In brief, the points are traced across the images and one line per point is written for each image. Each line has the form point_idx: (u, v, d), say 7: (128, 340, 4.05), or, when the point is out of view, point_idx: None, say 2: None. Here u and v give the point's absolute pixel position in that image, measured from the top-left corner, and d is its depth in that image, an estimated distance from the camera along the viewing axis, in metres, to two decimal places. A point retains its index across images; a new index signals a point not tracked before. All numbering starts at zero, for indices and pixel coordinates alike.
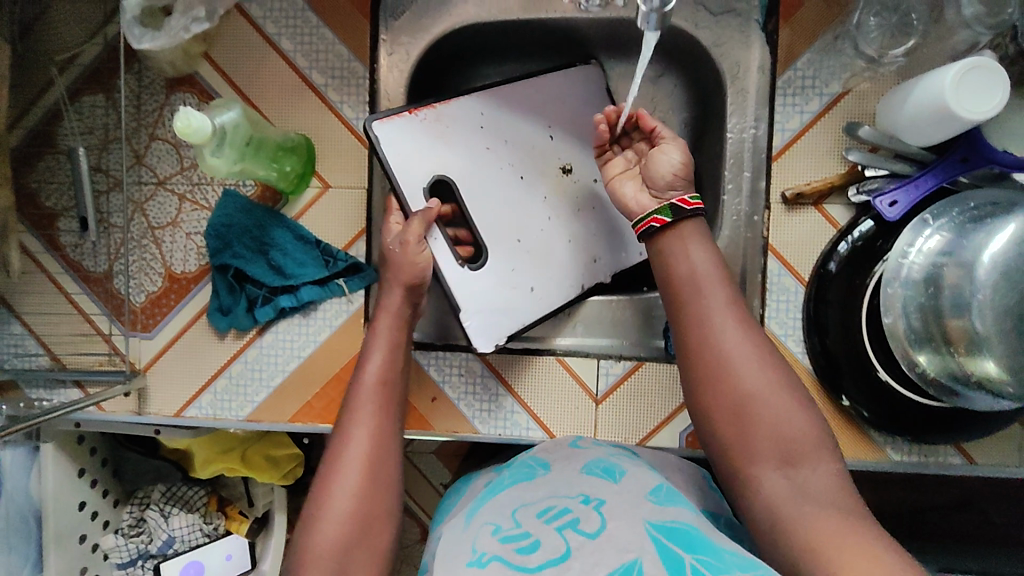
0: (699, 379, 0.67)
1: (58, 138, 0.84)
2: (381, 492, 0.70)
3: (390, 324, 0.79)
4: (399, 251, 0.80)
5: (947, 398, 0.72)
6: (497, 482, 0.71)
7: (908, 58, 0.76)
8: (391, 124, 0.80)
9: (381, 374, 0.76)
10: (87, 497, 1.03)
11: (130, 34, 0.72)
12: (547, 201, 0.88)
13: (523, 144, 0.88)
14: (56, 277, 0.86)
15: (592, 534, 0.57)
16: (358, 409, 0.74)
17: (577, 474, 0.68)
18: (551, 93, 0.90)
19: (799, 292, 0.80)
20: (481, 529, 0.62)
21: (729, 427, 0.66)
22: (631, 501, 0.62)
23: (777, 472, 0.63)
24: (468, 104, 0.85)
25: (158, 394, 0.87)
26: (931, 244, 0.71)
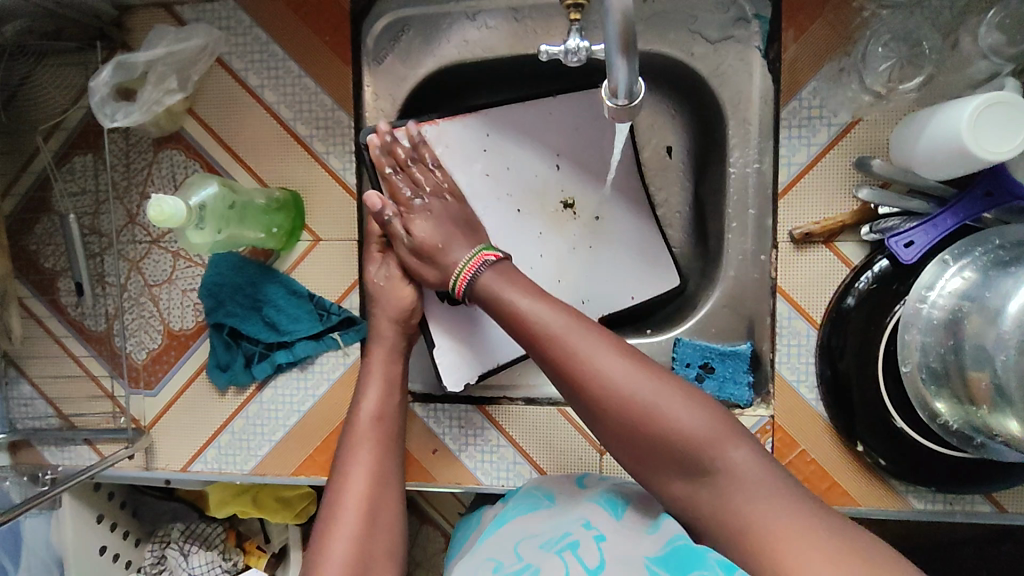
0: (608, 430, 0.58)
1: (52, 201, 0.85)
2: (382, 534, 0.65)
3: (384, 360, 0.76)
4: (387, 285, 0.77)
5: (971, 449, 0.67)
6: (502, 515, 0.67)
7: (923, 90, 0.70)
8: (387, 140, 0.75)
9: (377, 409, 0.73)
10: (108, 540, 1.05)
11: (101, 114, 0.72)
12: (542, 237, 0.84)
13: (526, 179, 0.82)
14: (62, 340, 0.86)
15: (592, 568, 0.53)
16: (354, 446, 0.70)
17: (578, 503, 0.64)
18: (566, 118, 0.82)
19: (810, 335, 0.76)
20: (481, 565, 0.58)
21: (623, 447, 0.58)
22: (631, 534, 0.57)
23: (745, 499, 0.53)
24: (472, 128, 0.79)
25: (163, 450, 0.88)
26: (953, 286, 0.66)
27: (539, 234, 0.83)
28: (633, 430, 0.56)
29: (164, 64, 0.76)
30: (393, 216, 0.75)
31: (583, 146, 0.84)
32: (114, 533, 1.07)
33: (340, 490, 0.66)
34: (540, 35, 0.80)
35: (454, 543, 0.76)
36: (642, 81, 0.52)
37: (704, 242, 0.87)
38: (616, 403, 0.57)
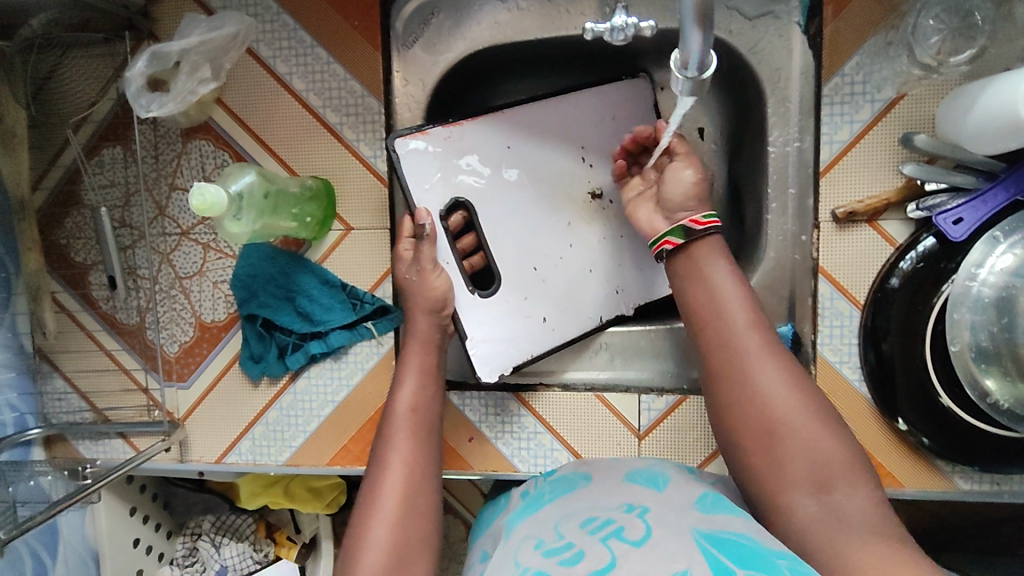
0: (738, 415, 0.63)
1: (82, 195, 0.84)
2: (419, 521, 0.66)
3: (421, 349, 0.76)
4: (417, 279, 0.77)
5: (1022, 427, 0.66)
6: (536, 496, 0.69)
7: (974, 64, 0.68)
8: (414, 145, 0.77)
9: (413, 399, 0.73)
10: (141, 533, 1.06)
11: (137, 104, 0.72)
12: (571, 227, 0.84)
13: (555, 169, 0.83)
14: (95, 334, 0.86)
15: (637, 541, 0.55)
16: (392, 437, 0.71)
17: (619, 484, 0.66)
18: (589, 110, 0.83)
19: (854, 317, 0.75)
20: (522, 543, 0.59)
21: (758, 446, 0.61)
22: (677, 515, 0.58)
23: (814, 498, 0.58)
24: (497, 128, 0.80)
25: (198, 443, 0.87)
26: (1004, 264, 0.65)
27: (568, 224, 0.84)
28: (776, 432, 0.60)
29: (197, 53, 0.75)
30: (422, 212, 0.76)
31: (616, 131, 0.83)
32: (146, 525, 1.08)
33: (377, 478, 0.68)
34: (573, 16, 0.78)
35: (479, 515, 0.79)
36: (712, 54, 0.49)
37: (739, 224, 0.86)
38: (766, 399, 0.61)
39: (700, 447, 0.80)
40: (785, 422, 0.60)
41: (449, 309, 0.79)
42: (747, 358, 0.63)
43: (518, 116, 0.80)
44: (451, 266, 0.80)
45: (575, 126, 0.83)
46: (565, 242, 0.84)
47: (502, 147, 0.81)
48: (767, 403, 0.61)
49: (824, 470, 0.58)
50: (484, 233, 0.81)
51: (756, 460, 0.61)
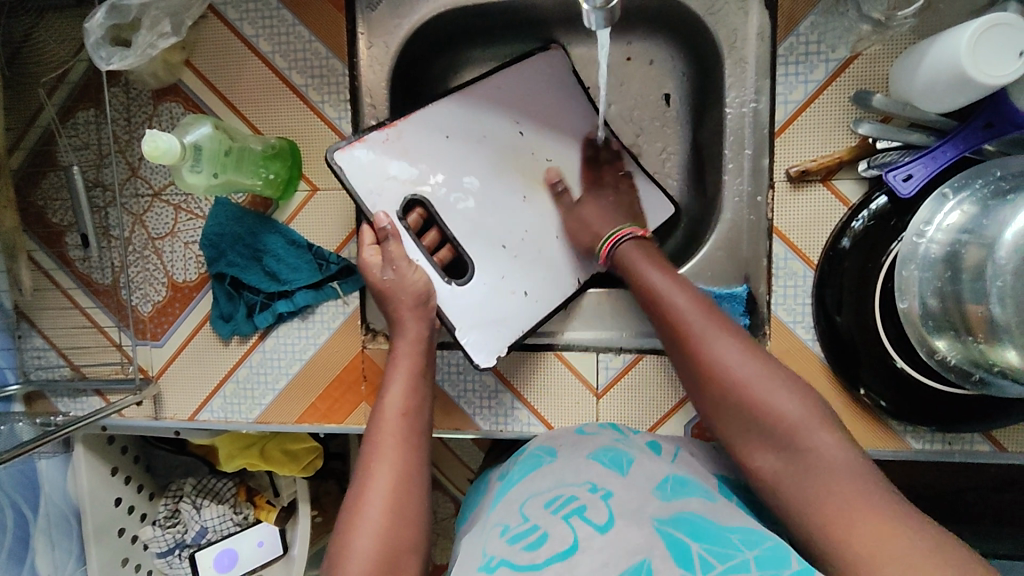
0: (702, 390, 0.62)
1: (57, 156, 0.86)
2: (407, 529, 0.60)
3: (410, 351, 0.74)
4: (395, 277, 0.75)
5: (971, 385, 0.66)
6: (507, 481, 0.67)
7: (920, 18, 0.69)
8: (353, 153, 0.75)
9: (404, 404, 0.69)
10: (123, 493, 1.09)
11: (97, 56, 0.73)
12: (528, 200, 0.82)
13: (499, 144, 0.82)
14: (70, 292, 0.88)
15: (601, 525, 0.54)
16: (377, 442, 0.66)
17: (582, 461, 0.64)
18: (515, 87, 0.82)
19: (807, 276, 0.75)
20: (491, 531, 0.58)
21: (713, 416, 0.61)
22: (641, 499, 0.57)
23: (774, 454, 0.56)
24: (430, 122, 0.79)
25: (171, 400, 0.90)
26: (951, 220, 0.65)
27: (524, 197, 0.82)
28: (730, 399, 0.59)
29: (157, 8, 0.75)
30: (382, 216, 0.76)
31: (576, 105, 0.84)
32: (128, 486, 1.10)
33: (363, 487, 0.62)
34: None
35: (466, 502, 0.76)
36: None
37: (701, 189, 0.86)
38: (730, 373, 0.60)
39: (656, 407, 0.81)
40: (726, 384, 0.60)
41: (434, 303, 0.77)
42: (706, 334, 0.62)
43: (443, 106, 0.79)
44: (424, 264, 0.79)
45: (535, 95, 0.83)
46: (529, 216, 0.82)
47: (441, 140, 0.79)
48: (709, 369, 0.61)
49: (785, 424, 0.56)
50: (441, 216, 0.79)
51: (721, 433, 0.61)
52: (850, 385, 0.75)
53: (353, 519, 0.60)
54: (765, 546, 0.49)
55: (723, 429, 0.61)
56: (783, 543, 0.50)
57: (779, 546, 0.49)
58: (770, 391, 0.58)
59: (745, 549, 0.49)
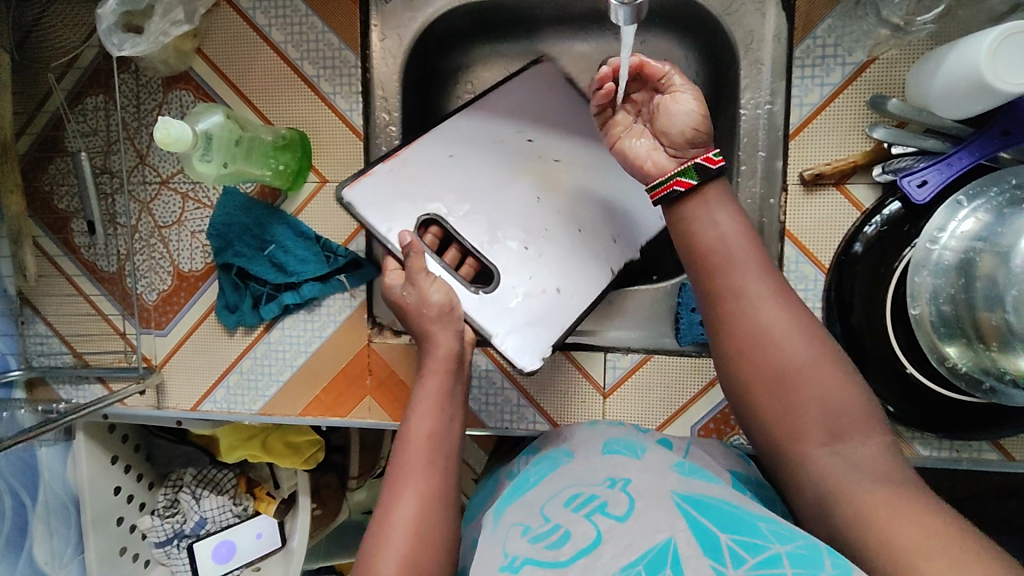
0: (743, 365, 0.59)
1: (65, 142, 0.86)
2: (433, 551, 0.59)
3: (440, 369, 0.72)
4: (414, 296, 0.75)
5: (980, 393, 0.66)
6: (523, 480, 0.66)
7: (938, 23, 0.69)
8: (362, 187, 0.77)
9: (430, 427, 0.67)
10: (122, 482, 1.08)
11: (108, 42, 0.72)
12: (542, 201, 0.82)
13: (507, 152, 0.83)
14: (75, 279, 0.88)
15: (622, 515, 0.53)
16: (404, 464, 0.64)
17: (598, 458, 0.64)
18: (516, 98, 0.84)
19: (819, 279, 0.74)
20: (509, 530, 0.56)
21: (761, 392, 0.59)
22: (657, 480, 0.58)
23: (824, 449, 0.55)
24: (433, 143, 0.80)
25: (174, 390, 0.89)
26: (965, 227, 0.65)
27: (539, 199, 0.82)
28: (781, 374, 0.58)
29: None
30: (404, 233, 0.76)
31: (568, 112, 0.86)
32: (128, 475, 1.09)
33: (389, 508, 0.61)
34: None
35: (474, 498, 0.77)
36: None
37: None
38: (771, 346, 0.58)
39: (662, 408, 0.81)
40: (788, 359, 0.58)
41: (459, 310, 0.75)
42: (749, 304, 0.60)
43: (441, 129, 0.81)
44: (448, 277, 0.78)
45: (529, 106, 0.85)
46: (546, 215, 0.81)
47: (446, 160, 0.80)
48: (756, 344, 0.59)
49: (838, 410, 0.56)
50: (451, 225, 0.80)
51: (766, 410, 0.58)
52: None
53: (379, 539, 0.59)
54: (797, 542, 0.48)
55: (772, 405, 0.58)
56: (814, 539, 0.49)
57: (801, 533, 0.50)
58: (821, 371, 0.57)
59: (774, 541, 0.48)
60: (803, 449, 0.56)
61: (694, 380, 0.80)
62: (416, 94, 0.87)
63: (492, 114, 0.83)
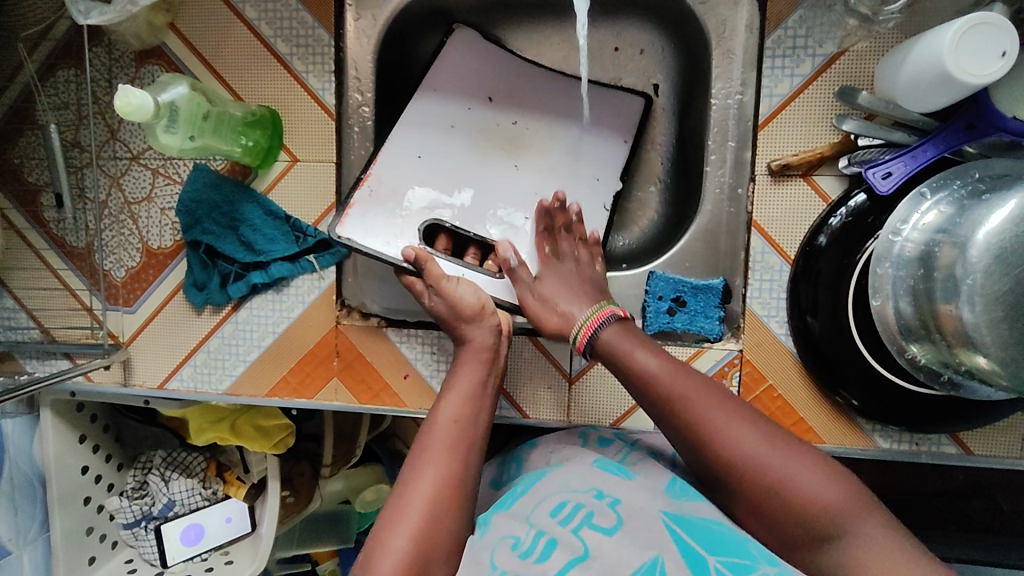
0: (720, 483, 0.58)
1: (36, 115, 0.85)
2: (441, 539, 0.58)
3: (475, 359, 0.72)
4: (442, 303, 0.74)
5: (939, 385, 0.67)
6: (509, 492, 0.66)
7: (907, 15, 0.69)
8: (352, 221, 0.76)
9: (458, 412, 0.66)
10: (91, 462, 1.07)
11: (75, 9, 0.71)
12: (519, 166, 0.84)
13: (470, 130, 0.83)
14: (43, 254, 0.87)
15: (609, 529, 0.55)
16: (427, 448, 0.63)
17: (589, 468, 0.65)
18: (453, 79, 0.83)
19: (783, 271, 0.75)
20: (498, 542, 0.57)
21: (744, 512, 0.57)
22: (647, 499, 0.59)
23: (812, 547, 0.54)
24: (395, 152, 0.80)
25: (141, 366, 0.89)
26: (927, 219, 0.65)
27: (516, 167, 0.84)
28: (759, 496, 0.56)
29: None
30: (409, 250, 0.75)
31: (509, 72, 0.84)
32: (96, 455, 1.09)
33: (399, 501, 0.60)
34: None
35: None
36: None
37: (683, 180, 0.86)
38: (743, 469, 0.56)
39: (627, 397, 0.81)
40: (764, 477, 0.56)
41: (489, 304, 0.74)
42: (713, 432, 0.58)
43: (395, 137, 0.80)
44: (471, 273, 0.78)
45: (474, 79, 0.84)
46: (524, 177, 0.83)
47: (416, 161, 0.81)
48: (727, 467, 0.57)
49: (822, 514, 0.53)
50: (459, 229, 0.81)
51: (757, 529, 0.57)
52: (830, 392, 0.75)
53: (387, 531, 0.58)
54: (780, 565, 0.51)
55: (758, 520, 0.56)
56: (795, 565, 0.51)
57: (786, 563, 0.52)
58: (791, 470, 0.55)
59: (761, 564, 0.50)
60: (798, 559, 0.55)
61: None
62: (392, 76, 0.87)
63: (441, 96, 0.83)
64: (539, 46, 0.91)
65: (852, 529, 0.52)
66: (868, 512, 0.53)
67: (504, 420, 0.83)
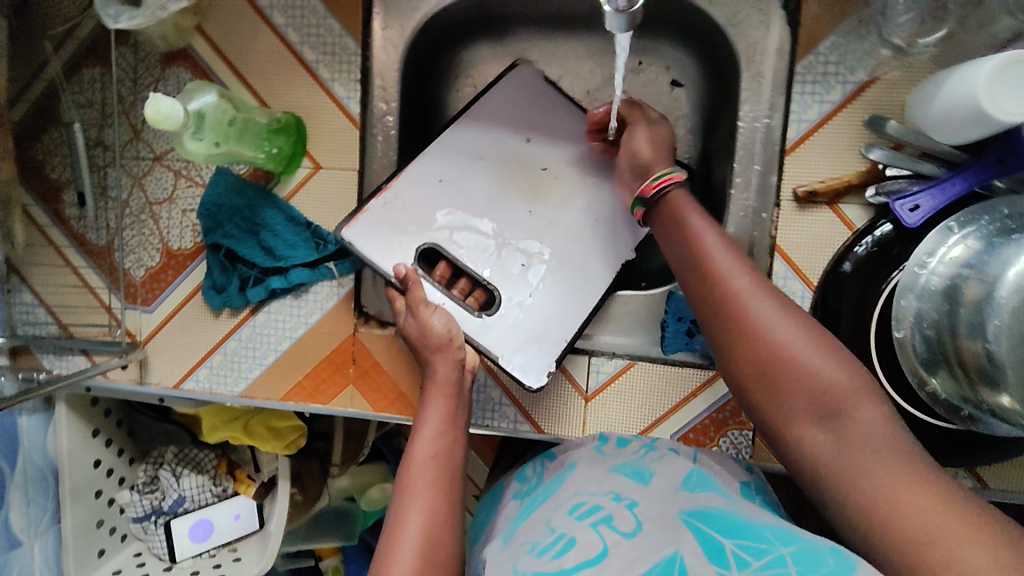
0: (732, 351, 0.60)
1: (61, 112, 0.85)
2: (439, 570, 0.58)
3: (443, 394, 0.72)
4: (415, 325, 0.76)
5: (959, 420, 0.67)
6: (532, 500, 0.66)
7: (940, 48, 0.68)
8: (358, 226, 0.79)
9: (435, 448, 0.67)
10: (103, 455, 1.08)
11: (106, 13, 0.72)
12: (533, 213, 0.82)
13: (498, 163, 0.83)
14: (63, 251, 0.87)
15: (629, 532, 0.54)
16: (409, 489, 0.64)
17: (604, 471, 0.65)
18: (495, 110, 0.84)
19: (805, 297, 0.75)
20: (519, 548, 0.57)
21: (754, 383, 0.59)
22: (664, 500, 0.59)
23: (817, 426, 0.56)
24: (420, 173, 0.81)
25: (158, 366, 0.89)
26: (954, 253, 0.65)
27: (528, 212, 0.82)
28: (770, 364, 0.58)
29: None
30: (399, 267, 0.78)
31: (556, 114, 0.84)
32: (109, 448, 1.09)
33: (396, 524, 0.61)
34: None
35: (482, 507, 0.79)
36: None
37: (705, 200, 0.85)
38: (763, 339, 0.58)
39: (643, 416, 0.81)
40: (783, 351, 0.57)
41: (458, 339, 0.76)
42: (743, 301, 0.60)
43: (425, 160, 0.81)
44: (448, 303, 0.80)
45: (518, 116, 0.84)
46: (535, 227, 0.82)
47: (435, 184, 0.82)
48: (745, 335, 0.59)
49: (831, 392, 0.55)
50: (461, 260, 0.81)
51: (759, 402, 0.59)
52: None
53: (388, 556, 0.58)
54: (800, 543, 0.50)
55: (764, 386, 0.58)
56: (816, 540, 0.51)
57: (805, 537, 0.52)
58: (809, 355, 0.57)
59: (778, 545, 0.50)
60: (799, 431, 0.57)
61: (677, 388, 0.80)
62: (417, 86, 0.87)
63: (481, 127, 0.84)
64: (564, 59, 0.91)
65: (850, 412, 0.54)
66: (875, 408, 0.55)
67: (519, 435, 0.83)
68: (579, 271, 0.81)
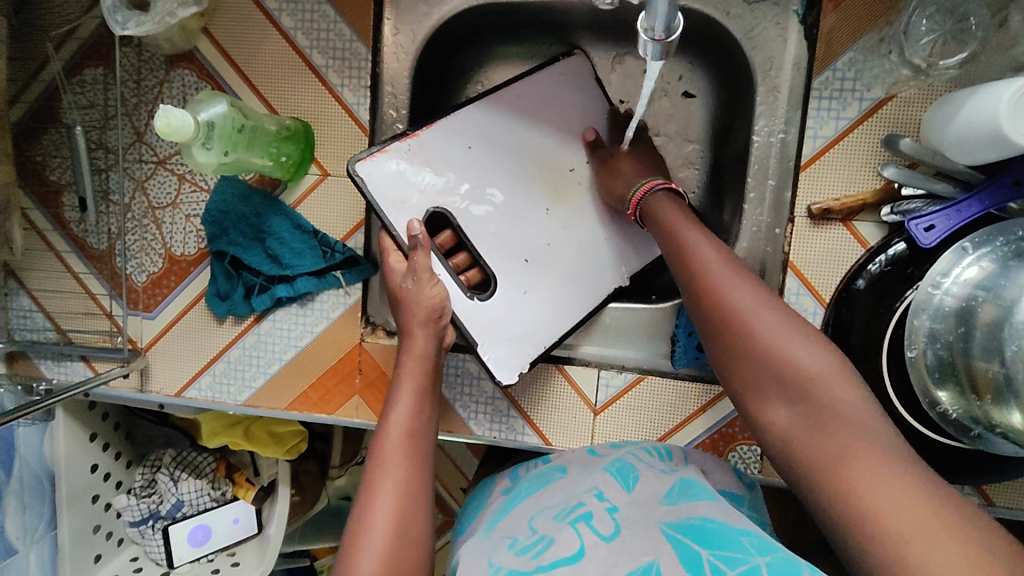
0: (706, 328, 0.60)
1: (61, 112, 0.83)
2: (413, 550, 0.58)
3: (416, 368, 0.72)
4: (413, 288, 0.75)
5: (967, 439, 0.67)
6: (515, 493, 0.67)
7: (961, 69, 0.68)
8: (374, 164, 0.76)
9: (408, 425, 0.67)
10: (99, 460, 1.06)
11: (112, 20, 0.69)
12: (551, 213, 0.82)
13: (524, 156, 0.82)
14: (63, 256, 0.85)
15: (607, 537, 0.53)
16: (382, 464, 0.63)
17: (593, 471, 0.65)
18: (538, 94, 0.82)
19: (817, 314, 0.74)
20: (498, 543, 0.57)
21: (728, 359, 0.58)
22: (649, 504, 0.57)
23: (786, 406, 0.54)
24: (450, 134, 0.79)
25: (160, 373, 0.88)
26: (969, 274, 0.65)
27: (546, 212, 0.82)
28: (738, 346, 0.57)
29: None
30: (416, 224, 0.75)
31: (592, 113, 0.84)
32: (105, 453, 1.08)
33: (367, 504, 0.60)
34: None
35: (466, 505, 0.77)
36: (682, 17, 0.48)
37: (716, 212, 0.85)
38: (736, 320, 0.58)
39: (652, 429, 0.81)
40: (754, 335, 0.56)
41: (447, 317, 0.76)
42: (717, 280, 0.60)
43: (459, 119, 0.79)
44: (443, 274, 0.78)
45: (556, 113, 0.83)
46: (550, 231, 0.82)
47: (463, 151, 0.79)
48: (717, 312, 0.59)
49: (803, 378, 0.54)
50: (464, 232, 0.80)
51: (731, 377, 0.58)
52: None
53: (356, 542, 0.57)
54: (777, 554, 0.48)
55: (732, 366, 0.58)
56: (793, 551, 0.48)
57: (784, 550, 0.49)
58: (778, 338, 0.55)
59: (755, 553, 0.47)
60: (766, 411, 0.56)
61: (686, 403, 0.80)
62: (427, 93, 0.86)
63: (516, 120, 0.81)
64: None
65: (829, 396, 0.52)
66: None
67: (526, 446, 0.82)
68: (590, 284, 0.82)
